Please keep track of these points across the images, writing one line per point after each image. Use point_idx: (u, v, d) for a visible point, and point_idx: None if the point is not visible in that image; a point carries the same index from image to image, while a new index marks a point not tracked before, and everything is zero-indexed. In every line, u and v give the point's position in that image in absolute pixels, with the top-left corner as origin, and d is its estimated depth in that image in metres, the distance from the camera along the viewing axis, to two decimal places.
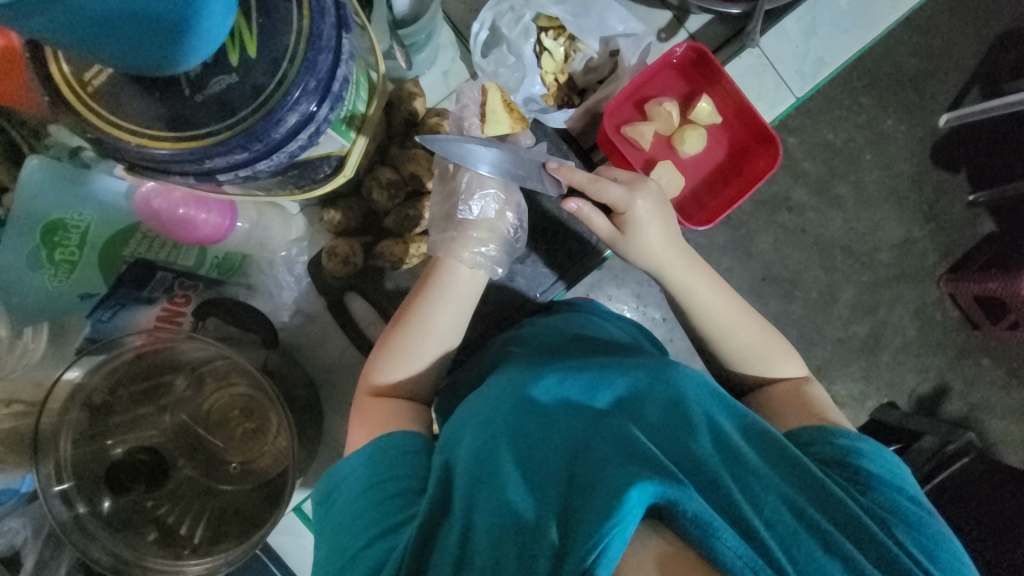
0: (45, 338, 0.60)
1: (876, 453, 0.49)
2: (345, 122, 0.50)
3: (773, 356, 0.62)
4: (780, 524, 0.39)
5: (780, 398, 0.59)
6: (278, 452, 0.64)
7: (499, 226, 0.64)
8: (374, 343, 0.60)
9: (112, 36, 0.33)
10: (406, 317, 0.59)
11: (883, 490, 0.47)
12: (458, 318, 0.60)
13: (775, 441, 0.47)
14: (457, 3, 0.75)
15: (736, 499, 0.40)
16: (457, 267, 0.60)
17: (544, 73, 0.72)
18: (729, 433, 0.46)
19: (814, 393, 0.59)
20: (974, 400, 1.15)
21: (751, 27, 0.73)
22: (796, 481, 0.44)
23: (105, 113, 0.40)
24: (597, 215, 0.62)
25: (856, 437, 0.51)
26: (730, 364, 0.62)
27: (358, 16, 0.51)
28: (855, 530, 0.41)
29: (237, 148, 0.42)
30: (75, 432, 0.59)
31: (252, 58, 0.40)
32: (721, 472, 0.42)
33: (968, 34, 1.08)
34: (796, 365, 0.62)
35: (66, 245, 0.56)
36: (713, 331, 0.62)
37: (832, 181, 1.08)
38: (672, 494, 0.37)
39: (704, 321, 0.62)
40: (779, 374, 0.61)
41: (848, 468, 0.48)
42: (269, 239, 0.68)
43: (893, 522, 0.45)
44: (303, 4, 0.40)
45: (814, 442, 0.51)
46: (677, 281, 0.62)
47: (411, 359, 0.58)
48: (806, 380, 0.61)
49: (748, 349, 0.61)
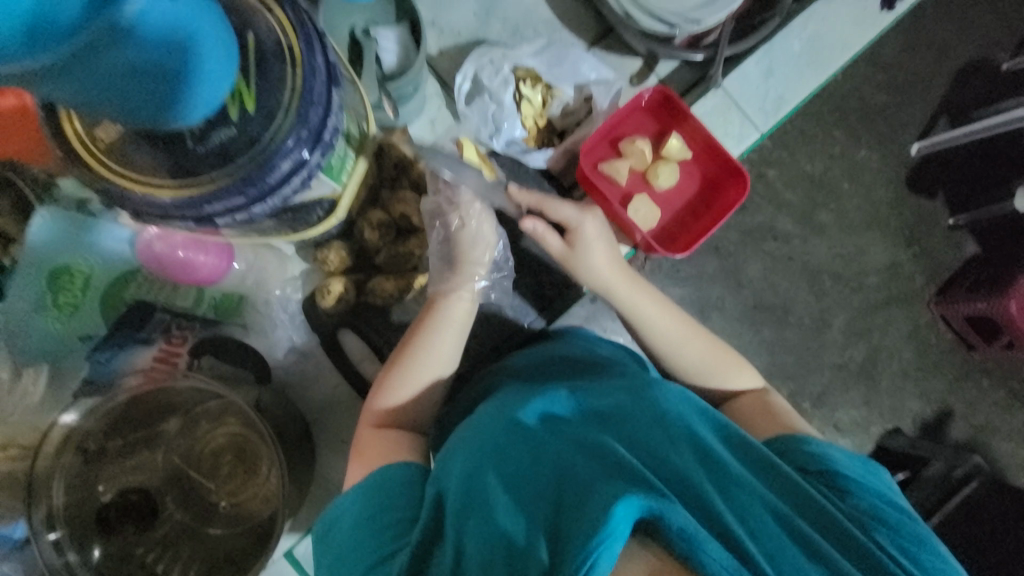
0: (44, 381, 0.62)
1: (852, 458, 0.50)
2: (336, 167, 0.54)
3: (725, 366, 0.65)
4: (765, 533, 0.40)
5: (742, 410, 0.62)
6: (269, 494, 0.64)
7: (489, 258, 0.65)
8: (383, 367, 0.62)
9: (114, 96, 0.36)
10: (409, 347, 0.61)
11: (862, 495, 0.47)
12: (456, 347, 0.62)
13: (759, 450, 0.48)
14: (443, 59, 0.82)
15: (719, 510, 0.41)
16: (460, 305, 0.63)
17: (524, 117, 0.77)
18: (712, 442, 0.47)
19: (775, 401, 0.62)
20: (978, 422, 1.14)
21: (713, 70, 0.81)
22: (780, 491, 0.45)
23: (114, 166, 0.44)
24: (551, 234, 0.65)
25: (829, 445, 0.52)
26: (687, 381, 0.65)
27: (348, 72, 0.56)
28: (838, 536, 0.42)
29: (234, 192, 0.45)
30: (68, 476, 0.60)
31: (251, 113, 0.44)
32: (703, 481, 0.43)
33: (930, 70, 1.15)
34: (750, 377, 0.65)
35: (71, 290, 0.61)
36: (671, 349, 0.65)
37: (813, 210, 1.13)
38: (658, 508, 0.37)
39: (660, 340, 0.65)
40: (737, 386, 0.64)
41: (830, 476, 0.49)
42: (266, 279, 0.70)
43: (872, 526, 0.45)
44: (296, 64, 0.45)
45: (788, 450, 0.52)
46: (623, 301, 0.65)
47: (413, 385, 0.60)
48: (764, 390, 0.64)
49: (702, 365, 0.64)
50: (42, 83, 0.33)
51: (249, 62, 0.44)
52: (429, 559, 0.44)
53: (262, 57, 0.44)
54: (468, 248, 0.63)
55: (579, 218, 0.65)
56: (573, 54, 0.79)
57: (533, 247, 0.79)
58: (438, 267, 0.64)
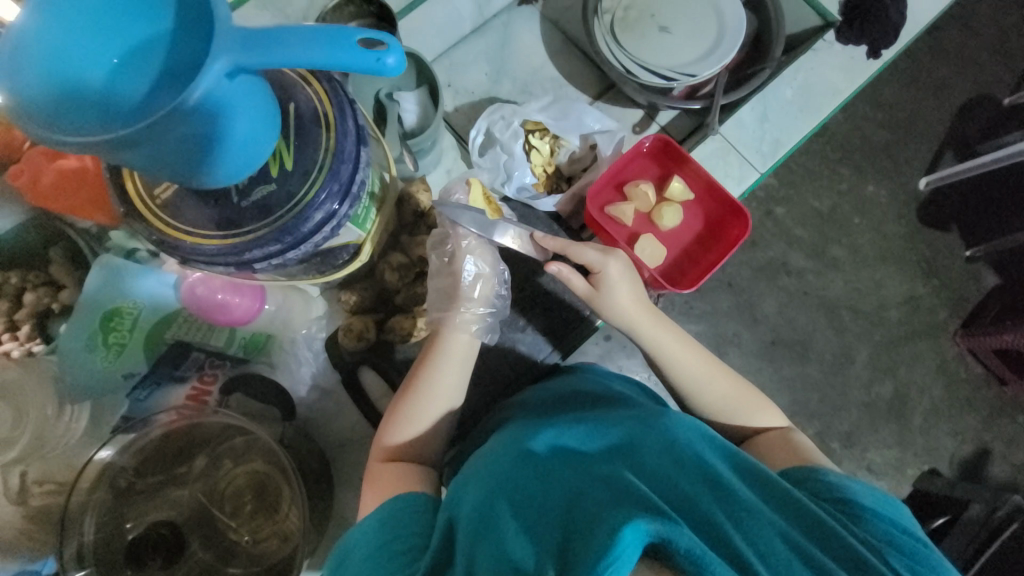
0: (85, 419, 0.67)
1: (870, 487, 0.50)
2: (362, 216, 0.58)
3: (749, 404, 0.65)
4: (778, 558, 0.40)
5: (767, 445, 0.62)
6: (287, 533, 0.65)
7: (486, 292, 0.68)
8: (387, 407, 0.64)
9: (176, 166, 0.43)
10: (415, 380, 0.64)
11: (877, 523, 0.47)
12: (458, 377, 0.64)
13: (770, 479, 0.48)
14: (459, 115, 0.89)
15: (731, 534, 0.41)
16: (458, 336, 0.65)
17: (534, 165, 0.83)
18: (721, 469, 0.48)
19: (799, 439, 0.62)
20: (1020, 461, 1.10)
21: (710, 118, 0.86)
22: (793, 518, 0.45)
23: (167, 219, 0.50)
24: (576, 276, 0.68)
25: (843, 474, 0.52)
26: (711, 419, 0.66)
27: (374, 131, 0.62)
28: (855, 563, 0.42)
29: (271, 241, 0.50)
30: (99, 511, 0.63)
31: (288, 170, 0.50)
32: (712, 507, 0.43)
33: (930, 109, 1.19)
34: (774, 415, 0.65)
35: (120, 330, 0.65)
36: (692, 386, 0.66)
37: (826, 245, 1.15)
38: (665, 531, 0.38)
39: (681, 377, 0.66)
40: (762, 424, 0.64)
41: (847, 504, 0.49)
42: (291, 319, 0.74)
43: (886, 551, 0.45)
44: (330, 128, 0.51)
45: (804, 480, 0.53)
46: (646, 338, 0.67)
47: (423, 420, 0.62)
48: (789, 429, 0.64)
49: (725, 402, 0.65)
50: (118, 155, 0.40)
51: (289, 128, 0.51)
52: None
53: (300, 123, 0.51)
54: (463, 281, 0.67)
55: (602, 260, 0.68)
56: (577, 107, 0.85)
57: (546, 285, 0.82)
58: (436, 301, 0.68)
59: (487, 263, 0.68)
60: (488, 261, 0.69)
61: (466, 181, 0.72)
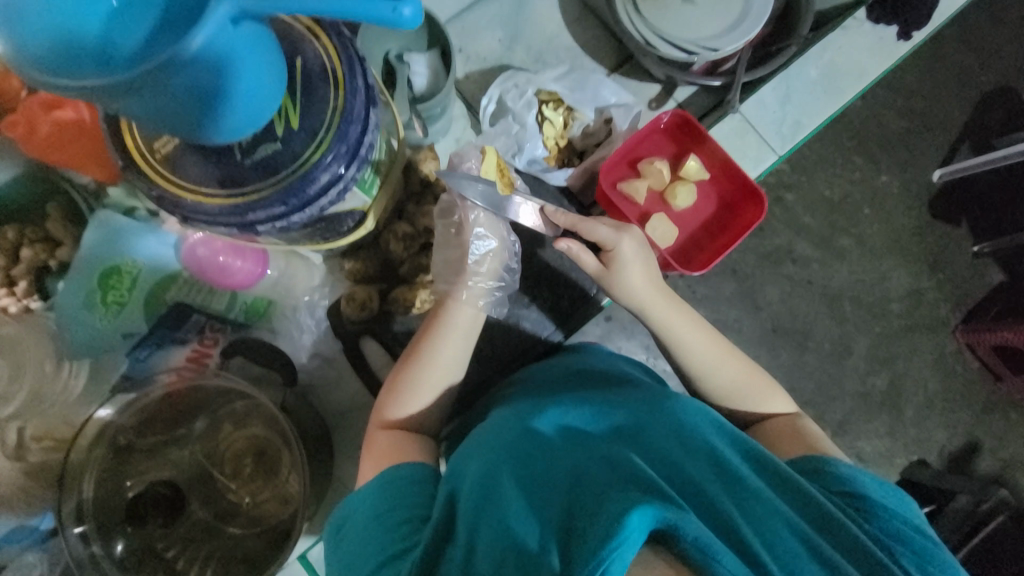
0: (84, 376, 0.66)
1: (875, 480, 0.51)
2: (369, 182, 0.57)
3: (758, 389, 0.65)
4: (783, 548, 0.40)
5: (776, 431, 0.62)
6: (286, 495, 0.66)
7: (494, 269, 0.68)
8: (386, 378, 0.63)
9: (177, 117, 0.41)
10: (416, 352, 0.63)
11: (887, 517, 0.48)
12: (460, 351, 0.64)
13: (778, 469, 0.48)
14: (469, 82, 0.86)
15: (737, 523, 0.41)
16: (462, 308, 0.64)
17: (546, 138, 0.81)
18: (730, 458, 0.47)
19: (807, 426, 0.62)
20: (1007, 456, 1.11)
21: (730, 96, 0.84)
22: (799, 509, 0.45)
23: (168, 175, 0.48)
24: (586, 253, 0.66)
25: (850, 466, 0.52)
26: (719, 403, 0.66)
27: (383, 93, 0.60)
28: (859, 555, 0.42)
29: (276, 202, 0.49)
30: (99, 470, 0.62)
31: (294, 129, 0.48)
32: (721, 496, 0.43)
33: (950, 99, 1.16)
34: (783, 401, 0.65)
35: (119, 288, 0.64)
36: (701, 370, 0.65)
37: (833, 234, 1.13)
38: (673, 519, 0.37)
39: (690, 361, 0.65)
40: (770, 410, 0.64)
41: (854, 497, 0.49)
42: (294, 286, 0.73)
43: (896, 550, 0.45)
44: (339, 86, 0.49)
45: (811, 471, 0.53)
46: (657, 320, 0.66)
47: (423, 393, 0.62)
48: (797, 415, 0.64)
49: (734, 387, 0.65)
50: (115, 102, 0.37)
51: (296, 84, 0.48)
52: (439, 559, 0.44)
53: (307, 79, 0.48)
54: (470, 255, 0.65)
55: (615, 238, 0.66)
56: (594, 80, 0.82)
57: (552, 262, 0.81)
58: (441, 273, 0.67)
59: (496, 239, 0.67)
60: (498, 235, 0.68)
61: (480, 148, 0.69)
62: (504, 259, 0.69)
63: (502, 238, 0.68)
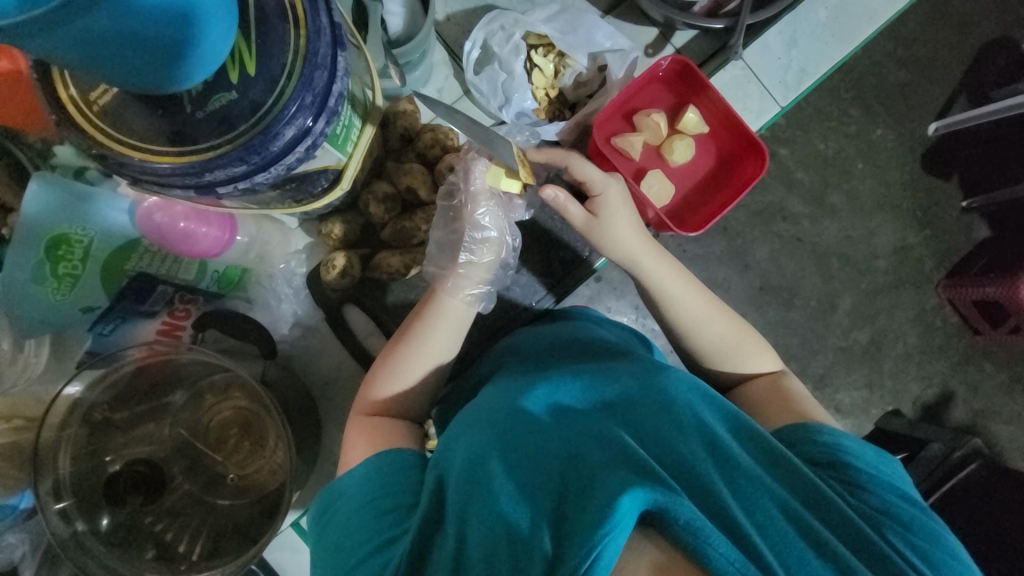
0: (47, 352, 0.62)
1: (859, 448, 0.50)
2: (341, 136, 0.52)
3: (744, 348, 0.63)
4: (774, 528, 0.40)
5: (763, 394, 0.61)
6: (275, 466, 0.64)
7: (492, 264, 0.63)
8: (376, 358, 0.61)
9: (111, 58, 0.35)
10: (408, 334, 0.60)
11: (875, 490, 0.48)
12: (452, 337, 0.61)
13: (768, 443, 0.47)
14: (451, 25, 0.79)
15: (728, 502, 0.40)
16: (454, 293, 0.61)
17: (535, 88, 0.75)
18: (721, 434, 0.47)
19: (791, 385, 0.61)
20: (979, 406, 1.14)
21: (735, 40, 0.76)
22: (788, 483, 0.45)
23: (110, 131, 0.42)
24: (573, 204, 0.63)
25: (841, 435, 0.52)
26: (704, 361, 0.65)
27: (354, 36, 0.53)
28: (847, 531, 0.42)
29: (235, 160, 0.43)
30: (75, 448, 0.60)
31: (251, 76, 0.42)
32: (712, 474, 0.43)
33: (952, 46, 1.10)
34: (769, 357, 0.64)
35: (70, 260, 0.57)
36: (690, 326, 0.64)
37: (825, 190, 1.10)
38: (664, 501, 0.37)
39: (679, 316, 0.64)
40: (756, 369, 0.63)
41: (839, 468, 0.49)
42: (268, 252, 0.70)
43: (884, 524, 0.45)
44: (299, 24, 0.42)
45: (801, 441, 0.52)
46: (649, 274, 0.64)
47: (411, 376, 0.59)
48: (781, 373, 0.63)
49: (722, 342, 0.63)
50: (36, 40, 0.31)
51: (250, 23, 0.42)
52: (433, 540, 0.44)
53: (263, 16, 0.42)
54: (465, 244, 0.62)
55: (601, 184, 0.64)
56: (588, 21, 0.75)
57: (542, 224, 0.78)
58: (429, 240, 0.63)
59: (496, 233, 0.63)
60: (499, 228, 0.63)
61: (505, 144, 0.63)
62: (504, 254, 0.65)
63: (502, 230, 0.63)
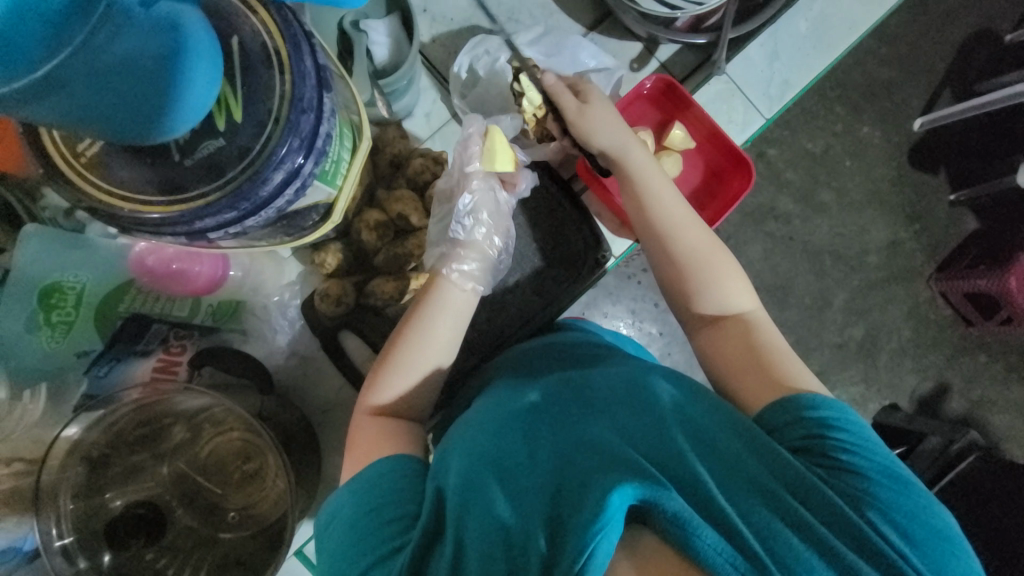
0: (43, 398, 0.61)
1: (843, 418, 0.48)
2: (331, 172, 0.52)
3: (717, 270, 0.60)
4: (758, 515, 0.40)
5: (731, 332, 0.58)
6: (277, 496, 0.63)
7: (487, 251, 0.64)
8: (375, 362, 0.61)
9: (102, 119, 0.35)
10: (406, 329, 0.60)
11: (869, 476, 0.45)
12: (455, 329, 0.62)
13: (752, 429, 0.47)
14: (436, 47, 0.79)
15: (714, 493, 0.41)
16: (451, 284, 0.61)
17: (523, 111, 0.71)
18: (706, 425, 0.47)
19: (762, 327, 0.57)
20: (975, 396, 1.15)
21: (718, 56, 0.78)
22: (773, 470, 0.44)
23: (98, 181, 0.42)
24: (566, 93, 0.67)
25: (826, 408, 0.49)
26: (679, 285, 0.61)
27: (338, 68, 0.53)
28: (834, 519, 0.42)
29: (225, 208, 0.44)
30: (75, 487, 0.60)
31: (238, 122, 0.42)
32: (699, 468, 0.43)
33: (934, 42, 1.12)
34: (745, 294, 0.60)
35: (63, 307, 0.59)
36: (667, 229, 0.62)
37: (815, 189, 1.11)
38: (652, 496, 0.39)
39: (659, 216, 0.62)
40: (727, 304, 0.59)
41: (820, 454, 0.47)
42: (263, 284, 0.70)
43: (864, 502, 0.43)
44: (284, 68, 0.43)
45: (781, 426, 0.49)
46: (634, 164, 0.64)
47: (412, 370, 0.60)
48: (755, 311, 0.59)
49: (694, 255, 0.61)
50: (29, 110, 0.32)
51: (234, 69, 0.42)
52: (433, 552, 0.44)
53: (246, 61, 0.42)
54: (455, 226, 0.63)
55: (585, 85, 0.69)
56: (572, 41, 0.76)
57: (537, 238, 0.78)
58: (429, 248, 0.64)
59: (489, 216, 0.64)
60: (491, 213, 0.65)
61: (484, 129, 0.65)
62: (499, 238, 0.66)
63: (495, 213, 0.65)
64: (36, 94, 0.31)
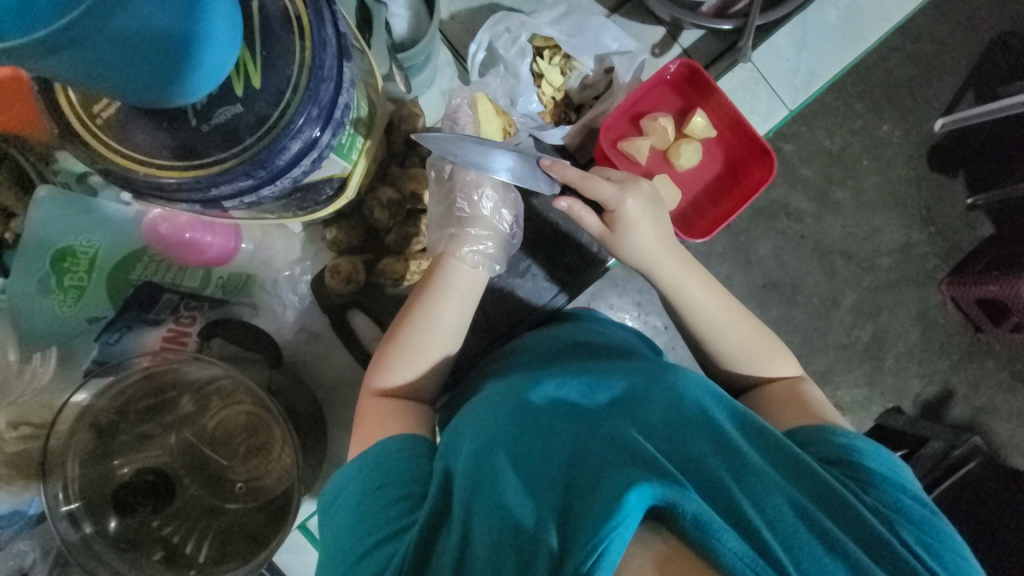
0: (54, 362, 0.62)
1: (872, 449, 0.51)
2: (346, 146, 0.51)
3: (763, 355, 0.64)
4: (784, 524, 0.40)
5: (779, 396, 0.61)
6: (283, 470, 0.64)
7: (495, 225, 0.65)
8: (382, 342, 0.61)
9: (116, 75, 0.34)
10: (413, 311, 0.60)
11: (886, 488, 0.48)
12: (463, 312, 0.62)
13: (778, 443, 0.48)
14: (455, 24, 0.78)
15: (735, 498, 0.41)
16: (458, 266, 0.62)
17: (541, 93, 0.75)
18: (729, 431, 0.47)
19: (809, 391, 0.61)
20: (979, 403, 1.14)
21: (743, 42, 0.76)
22: (798, 481, 0.45)
23: (112, 143, 0.42)
24: (588, 214, 0.64)
25: (855, 437, 0.52)
26: (720, 371, 0.66)
27: (358, 40, 0.52)
28: (859, 530, 0.43)
29: (241, 175, 0.43)
30: (82, 453, 0.60)
31: (256, 89, 0.42)
32: (722, 472, 0.43)
33: (961, 40, 1.09)
34: (789, 365, 0.64)
35: (76, 271, 0.59)
36: (706, 332, 0.64)
37: (829, 187, 1.09)
38: (671, 497, 0.38)
39: (696, 322, 0.64)
40: (774, 373, 0.64)
41: (850, 467, 0.50)
42: (273, 259, 0.70)
43: (897, 521, 0.46)
44: (304, 36, 0.42)
45: (815, 441, 0.53)
46: (664, 279, 0.65)
47: (420, 359, 0.60)
48: (800, 379, 0.63)
49: (740, 351, 0.64)
50: (45, 61, 0.30)
51: (254, 34, 0.42)
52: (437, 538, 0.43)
53: (267, 26, 0.41)
54: (459, 207, 0.63)
55: (618, 199, 0.64)
56: (595, 22, 0.74)
57: (550, 224, 0.78)
58: (435, 231, 0.64)
59: (494, 188, 0.64)
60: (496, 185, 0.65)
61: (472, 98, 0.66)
62: (508, 209, 0.66)
63: (501, 184, 0.65)
64: (55, 51, 0.29)
